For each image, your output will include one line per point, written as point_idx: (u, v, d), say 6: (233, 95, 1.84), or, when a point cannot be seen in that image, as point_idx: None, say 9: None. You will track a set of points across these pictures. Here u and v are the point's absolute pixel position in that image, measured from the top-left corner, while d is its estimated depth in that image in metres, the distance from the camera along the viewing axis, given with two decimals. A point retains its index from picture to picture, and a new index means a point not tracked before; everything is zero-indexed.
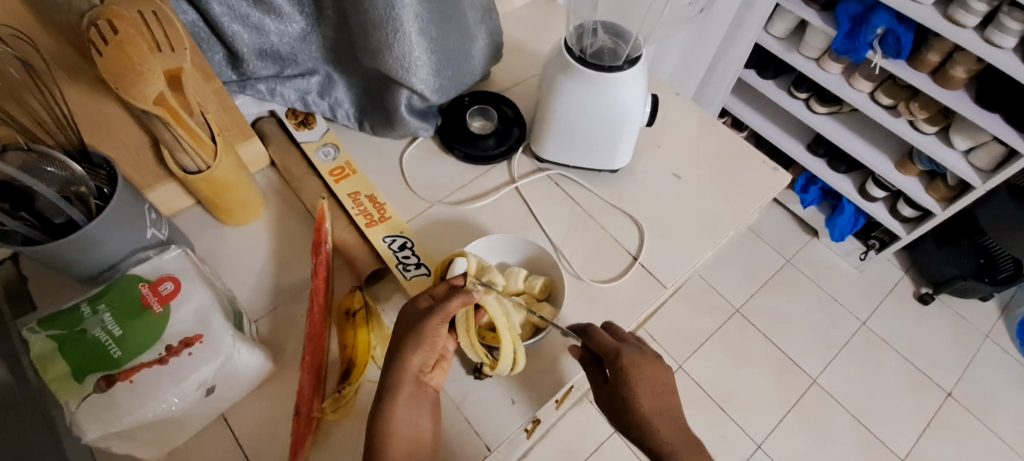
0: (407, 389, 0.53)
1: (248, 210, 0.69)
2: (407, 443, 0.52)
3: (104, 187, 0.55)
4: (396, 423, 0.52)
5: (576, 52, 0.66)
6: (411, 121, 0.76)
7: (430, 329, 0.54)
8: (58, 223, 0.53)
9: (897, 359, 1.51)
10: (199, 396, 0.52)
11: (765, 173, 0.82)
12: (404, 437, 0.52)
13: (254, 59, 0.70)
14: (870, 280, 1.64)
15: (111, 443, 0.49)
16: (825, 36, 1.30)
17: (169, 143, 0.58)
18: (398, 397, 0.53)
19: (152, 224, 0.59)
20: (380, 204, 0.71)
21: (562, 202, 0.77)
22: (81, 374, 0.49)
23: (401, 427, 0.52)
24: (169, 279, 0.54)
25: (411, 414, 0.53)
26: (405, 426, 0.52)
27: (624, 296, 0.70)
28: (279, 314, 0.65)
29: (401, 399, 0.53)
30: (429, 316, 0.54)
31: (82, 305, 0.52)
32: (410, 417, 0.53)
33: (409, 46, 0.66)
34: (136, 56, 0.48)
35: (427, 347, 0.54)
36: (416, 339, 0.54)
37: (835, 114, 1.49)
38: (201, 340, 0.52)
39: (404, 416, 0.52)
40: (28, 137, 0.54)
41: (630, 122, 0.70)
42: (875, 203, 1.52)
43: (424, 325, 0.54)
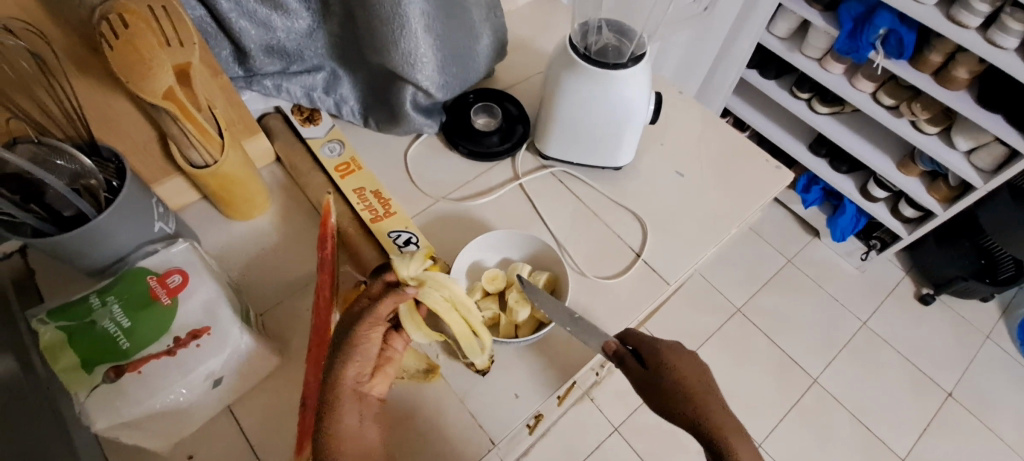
0: (349, 401, 0.51)
1: (255, 205, 0.69)
2: (355, 454, 0.50)
3: (113, 180, 0.55)
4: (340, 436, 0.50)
5: (581, 50, 0.67)
6: (415, 118, 0.76)
7: (360, 337, 0.53)
8: (67, 216, 0.53)
9: (898, 359, 1.52)
10: (207, 387, 0.53)
11: (767, 171, 0.83)
12: (351, 450, 0.50)
13: (261, 55, 0.70)
14: (871, 281, 1.64)
15: (120, 433, 0.50)
16: (827, 36, 1.31)
17: (177, 138, 0.59)
18: (339, 409, 0.51)
19: (160, 218, 0.59)
20: (384, 200, 0.71)
21: (566, 199, 0.77)
22: (90, 365, 0.49)
23: (344, 440, 0.50)
24: (177, 272, 0.55)
25: (357, 426, 0.51)
26: (349, 440, 0.50)
27: (627, 292, 0.70)
28: (284, 308, 0.65)
29: (343, 411, 0.51)
30: (361, 324, 0.54)
31: (91, 296, 0.52)
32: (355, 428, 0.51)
33: (414, 42, 0.66)
34: (146, 50, 0.49)
35: (363, 356, 0.53)
36: (345, 350, 0.52)
37: (837, 114, 1.49)
38: (209, 331, 0.53)
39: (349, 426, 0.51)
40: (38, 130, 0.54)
41: (635, 118, 0.70)
42: (876, 203, 1.52)
43: (362, 332, 0.53)
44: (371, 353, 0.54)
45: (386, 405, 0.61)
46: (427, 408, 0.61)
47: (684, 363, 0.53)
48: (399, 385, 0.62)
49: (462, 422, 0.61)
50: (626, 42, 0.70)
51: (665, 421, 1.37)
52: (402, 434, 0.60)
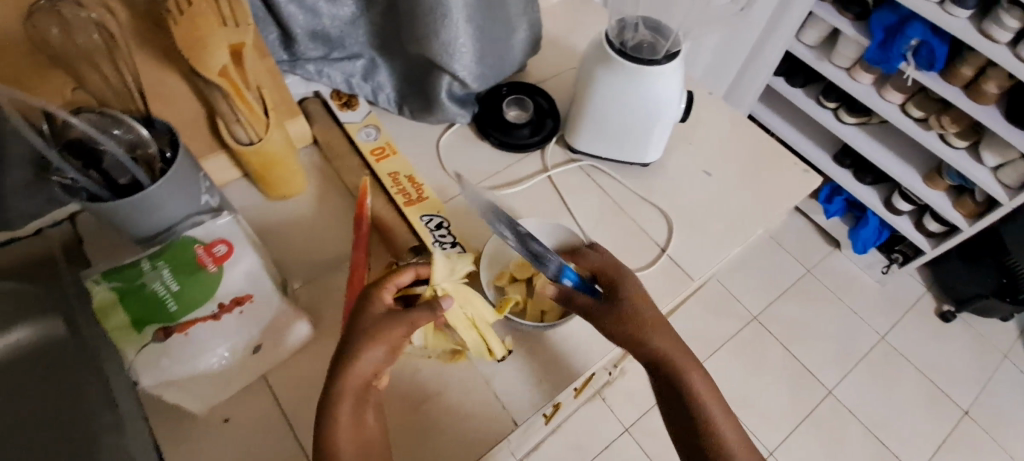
0: (352, 396, 0.50)
1: (293, 184, 0.72)
2: (353, 450, 0.50)
3: (167, 151, 0.57)
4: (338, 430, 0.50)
5: (617, 45, 0.68)
6: (449, 108, 0.78)
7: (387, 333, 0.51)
8: (122, 184, 0.55)
9: (915, 375, 1.50)
10: (247, 352, 0.55)
11: (795, 175, 0.83)
12: (349, 445, 0.50)
13: (306, 40, 0.73)
14: (892, 295, 1.63)
15: (164, 391, 0.52)
16: (857, 45, 1.30)
17: (225, 115, 0.61)
18: (342, 403, 0.50)
19: (206, 191, 0.61)
20: (418, 185, 0.73)
21: (594, 192, 0.79)
22: (140, 325, 0.52)
23: (344, 435, 0.50)
24: (222, 242, 0.57)
25: (355, 421, 0.51)
26: (347, 434, 0.50)
27: (650, 286, 0.71)
28: (319, 284, 0.68)
29: (346, 404, 0.50)
30: (388, 322, 0.51)
31: (142, 260, 0.55)
32: (353, 423, 0.50)
33: (455, 32, 0.68)
34: (204, 27, 0.53)
35: (378, 355, 0.51)
36: (362, 344, 0.50)
37: (863, 124, 1.48)
38: (251, 299, 0.56)
39: (348, 421, 0.50)
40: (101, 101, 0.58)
41: (666, 115, 0.71)
42: (901, 217, 1.51)
43: (380, 329, 0.51)
44: (390, 355, 0.52)
45: (408, 384, 0.63)
46: (452, 388, 0.63)
47: (635, 301, 0.58)
48: (426, 367, 0.64)
49: (484, 404, 0.63)
50: (662, 39, 0.71)
51: None
52: (426, 413, 0.62)
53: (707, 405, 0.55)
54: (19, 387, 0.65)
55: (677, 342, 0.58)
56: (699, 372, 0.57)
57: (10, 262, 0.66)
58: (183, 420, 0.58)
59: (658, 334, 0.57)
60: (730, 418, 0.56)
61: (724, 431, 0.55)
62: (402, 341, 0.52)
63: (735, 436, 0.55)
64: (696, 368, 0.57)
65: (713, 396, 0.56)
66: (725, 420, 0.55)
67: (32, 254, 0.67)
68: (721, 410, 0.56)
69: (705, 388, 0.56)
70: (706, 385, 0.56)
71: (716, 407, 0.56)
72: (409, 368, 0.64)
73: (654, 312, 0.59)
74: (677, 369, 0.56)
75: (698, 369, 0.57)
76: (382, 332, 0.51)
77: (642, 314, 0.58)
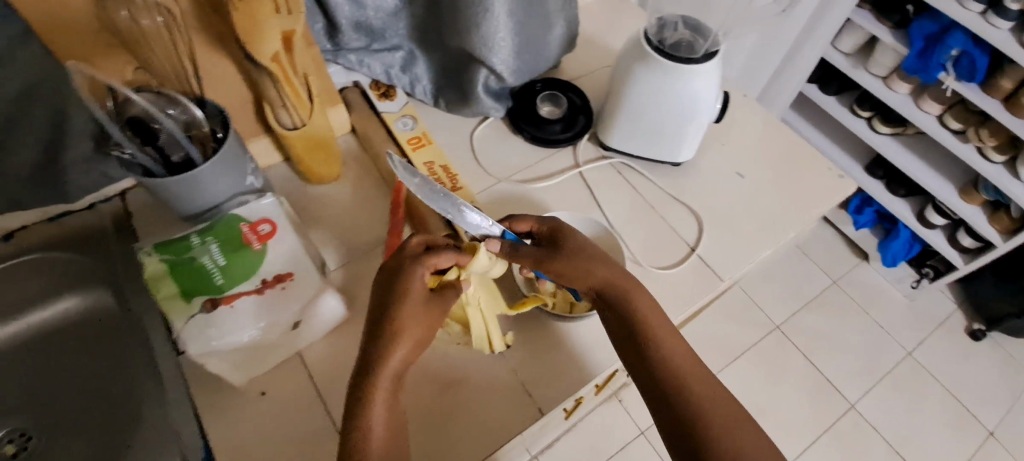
0: (386, 388, 0.52)
1: (331, 170, 0.74)
2: (386, 438, 0.51)
3: (219, 132, 0.59)
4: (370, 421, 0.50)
5: (655, 43, 0.69)
6: (484, 101, 0.80)
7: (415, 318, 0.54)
8: (176, 161, 0.58)
9: (941, 393, 1.46)
10: (286, 330, 0.57)
11: (828, 181, 0.82)
12: (383, 434, 0.51)
13: (350, 30, 0.75)
14: (920, 310, 1.59)
15: (208, 361, 0.54)
16: (895, 54, 1.28)
17: (272, 99, 0.64)
18: (376, 393, 0.51)
19: (251, 172, 0.64)
20: (452, 174, 0.75)
21: (624, 190, 0.79)
22: (189, 295, 0.55)
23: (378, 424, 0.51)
24: (266, 222, 0.60)
25: (387, 413, 0.52)
26: (380, 424, 0.51)
27: (678, 285, 0.71)
28: (352, 268, 0.69)
29: (378, 398, 0.51)
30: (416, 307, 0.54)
31: (191, 235, 0.57)
32: (385, 417, 0.51)
33: (496, 26, 0.70)
34: (260, 15, 0.54)
35: (410, 344, 0.53)
36: (395, 331, 0.52)
37: (898, 135, 1.45)
38: (292, 277, 0.58)
39: (380, 415, 0.51)
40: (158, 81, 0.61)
41: (701, 114, 0.71)
42: (933, 230, 1.47)
43: (409, 318, 0.53)
44: (419, 345, 0.54)
45: (435, 372, 0.64)
46: (480, 373, 0.64)
47: (576, 237, 0.62)
48: (455, 353, 0.65)
49: (511, 393, 0.63)
50: (701, 39, 0.71)
51: None
52: (452, 399, 0.63)
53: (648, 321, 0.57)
54: (70, 358, 0.71)
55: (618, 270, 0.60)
56: (640, 294, 0.59)
57: (71, 234, 0.69)
58: (225, 391, 0.60)
59: (601, 263, 0.59)
60: (672, 333, 0.58)
61: (666, 344, 0.57)
62: (433, 328, 0.55)
63: (677, 347, 0.57)
64: (641, 297, 0.59)
65: (655, 316, 0.58)
66: (668, 335, 0.57)
67: (90, 227, 0.70)
68: (661, 326, 0.58)
69: (648, 307, 0.59)
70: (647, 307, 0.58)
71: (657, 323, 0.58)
72: (437, 354, 0.65)
73: (595, 247, 0.62)
74: (618, 291, 0.59)
75: (638, 291, 0.59)
76: (413, 323, 0.53)
77: (582, 248, 0.60)
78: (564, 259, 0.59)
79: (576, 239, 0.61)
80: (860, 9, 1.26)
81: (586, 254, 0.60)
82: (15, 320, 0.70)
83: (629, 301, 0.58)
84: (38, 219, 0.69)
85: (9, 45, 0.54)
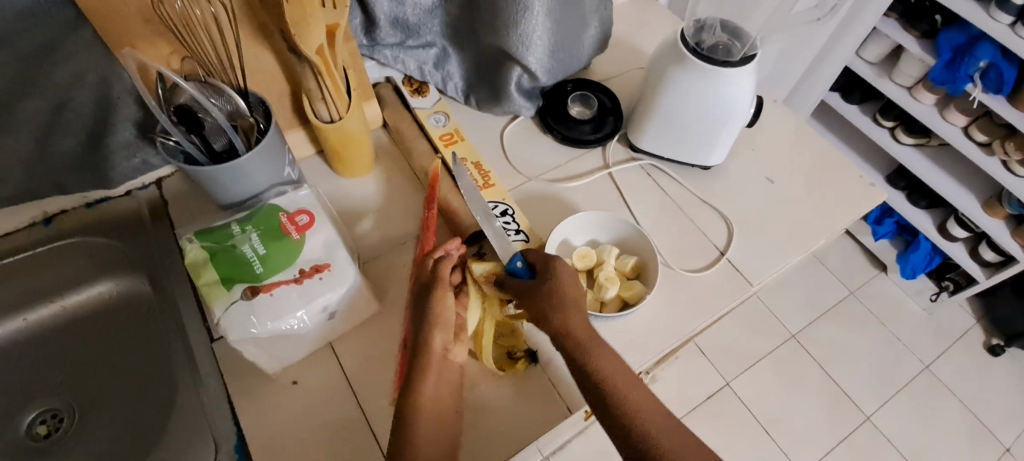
0: (434, 367, 0.57)
1: (363, 164, 0.74)
2: (433, 415, 0.54)
3: (261, 123, 0.61)
4: (423, 392, 0.55)
5: (691, 45, 0.69)
6: (516, 99, 0.80)
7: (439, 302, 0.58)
8: (219, 149, 0.60)
9: (959, 408, 1.44)
10: (322, 318, 0.58)
11: (859, 188, 0.81)
12: (430, 409, 0.54)
13: (387, 26, 0.76)
14: (939, 324, 1.57)
15: (246, 346, 0.55)
16: (921, 64, 1.27)
17: (312, 92, 0.64)
18: (428, 370, 0.56)
19: (289, 164, 0.65)
20: (485, 172, 0.74)
21: (654, 192, 0.79)
22: (229, 283, 0.55)
23: (427, 397, 0.55)
24: (304, 212, 0.60)
25: (439, 388, 0.56)
26: (429, 399, 0.55)
27: (706, 288, 0.71)
28: (383, 260, 0.70)
29: (432, 374, 0.56)
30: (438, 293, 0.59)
31: (233, 224, 0.59)
32: (438, 391, 0.56)
33: (533, 23, 0.71)
34: (308, 9, 0.55)
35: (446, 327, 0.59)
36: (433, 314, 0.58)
37: (921, 146, 1.43)
38: (329, 268, 0.58)
39: (433, 389, 0.55)
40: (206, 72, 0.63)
41: (735, 118, 0.71)
42: (955, 243, 1.45)
43: (439, 305, 0.58)
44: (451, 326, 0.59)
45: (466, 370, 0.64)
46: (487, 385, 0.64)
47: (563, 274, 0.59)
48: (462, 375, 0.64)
49: (525, 402, 0.63)
50: (738, 42, 0.71)
51: (705, 437, 1.36)
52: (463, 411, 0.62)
53: (611, 375, 0.54)
54: (107, 340, 0.73)
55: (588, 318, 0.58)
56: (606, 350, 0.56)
57: (108, 219, 0.70)
58: (257, 378, 0.60)
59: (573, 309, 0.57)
60: (637, 386, 0.55)
61: (631, 401, 0.54)
62: (448, 311, 0.59)
63: (643, 400, 0.54)
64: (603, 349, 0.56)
65: (616, 368, 0.55)
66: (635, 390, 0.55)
67: (126, 211, 0.70)
68: (625, 379, 0.55)
69: (610, 360, 0.55)
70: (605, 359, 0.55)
71: (620, 378, 0.54)
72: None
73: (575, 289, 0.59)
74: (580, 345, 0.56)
75: (599, 343, 0.57)
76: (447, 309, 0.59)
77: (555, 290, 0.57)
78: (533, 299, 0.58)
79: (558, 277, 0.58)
80: (886, 18, 1.25)
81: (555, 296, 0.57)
82: (51, 302, 0.72)
83: (590, 352, 0.55)
84: (77, 205, 0.70)
85: (61, 33, 0.56)
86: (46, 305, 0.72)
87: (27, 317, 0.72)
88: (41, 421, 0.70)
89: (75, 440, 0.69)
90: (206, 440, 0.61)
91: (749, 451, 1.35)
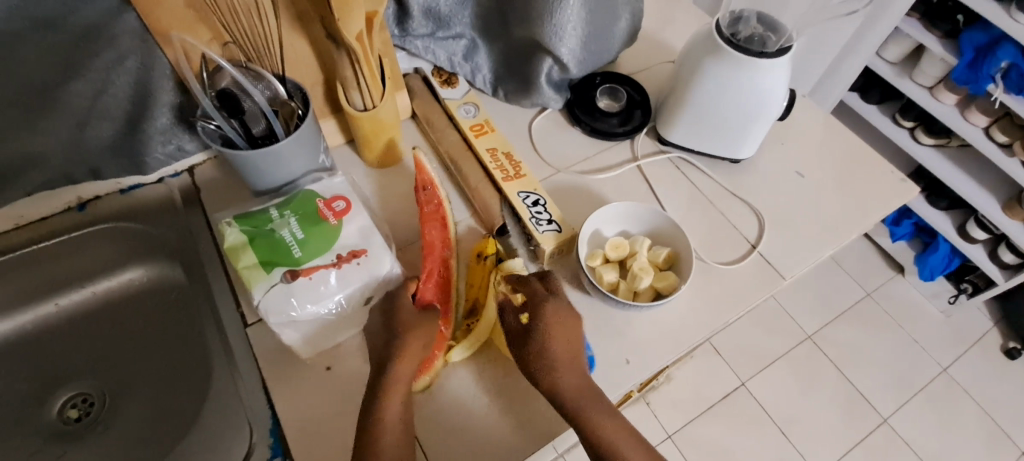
0: (399, 391, 0.56)
1: (393, 152, 0.74)
2: (394, 437, 0.53)
3: (300, 109, 0.62)
4: (385, 423, 0.54)
5: (727, 35, 0.68)
6: (546, 91, 0.80)
7: (418, 325, 0.58)
8: (257, 134, 0.60)
9: (976, 411, 1.43)
10: (360, 302, 0.58)
11: (891, 183, 0.81)
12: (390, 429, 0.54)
13: (419, 16, 0.76)
14: (957, 326, 1.55)
15: (285, 330, 0.56)
16: (943, 64, 1.25)
17: (347, 80, 0.65)
18: (391, 399, 0.55)
19: (323, 151, 0.65)
20: (515, 162, 0.73)
21: (684, 185, 0.79)
22: (269, 267, 0.55)
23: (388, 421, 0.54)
24: (342, 199, 0.61)
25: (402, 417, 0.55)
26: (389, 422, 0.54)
27: (741, 281, 0.71)
28: (414, 249, 0.70)
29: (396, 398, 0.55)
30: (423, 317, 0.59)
31: (272, 209, 0.59)
32: (401, 420, 0.55)
33: (566, 13, 0.71)
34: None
35: (418, 348, 0.57)
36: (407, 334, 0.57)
37: (942, 146, 1.40)
38: (365, 253, 0.58)
39: (396, 418, 0.54)
40: (247, 57, 0.64)
41: (768, 112, 0.71)
42: (974, 245, 1.42)
43: (413, 325, 0.58)
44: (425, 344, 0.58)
45: (462, 387, 0.62)
46: (477, 400, 0.61)
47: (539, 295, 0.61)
48: (474, 380, 0.62)
49: (508, 422, 0.60)
50: (773, 35, 0.70)
51: (720, 437, 1.36)
52: (444, 427, 0.59)
53: (576, 399, 0.57)
54: (137, 326, 0.73)
55: (574, 335, 0.59)
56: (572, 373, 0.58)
57: (141, 206, 0.70)
58: (292, 362, 0.60)
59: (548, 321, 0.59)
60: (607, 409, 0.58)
61: (599, 428, 0.56)
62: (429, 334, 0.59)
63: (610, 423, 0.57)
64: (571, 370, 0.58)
65: (589, 394, 0.58)
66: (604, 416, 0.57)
67: (158, 199, 0.71)
68: (594, 403, 0.57)
69: (575, 380, 0.58)
70: (573, 378, 0.58)
71: (583, 396, 0.57)
72: (457, 384, 0.62)
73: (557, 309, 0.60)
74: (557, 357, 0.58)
75: (571, 366, 0.58)
76: (412, 341, 0.57)
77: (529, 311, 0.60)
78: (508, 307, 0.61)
79: (535, 297, 0.60)
80: (908, 18, 1.24)
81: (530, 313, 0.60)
82: (83, 288, 0.73)
83: (559, 367, 0.58)
84: (111, 191, 0.70)
85: (103, 21, 0.56)
86: (77, 290, 0.73)
87: (59, 301, 0.73)
88: (71, 405, 0.70)
89: (106, 423, 0.69)
90: (241, 423, 0.61)
91: (765, 452, 1.34)
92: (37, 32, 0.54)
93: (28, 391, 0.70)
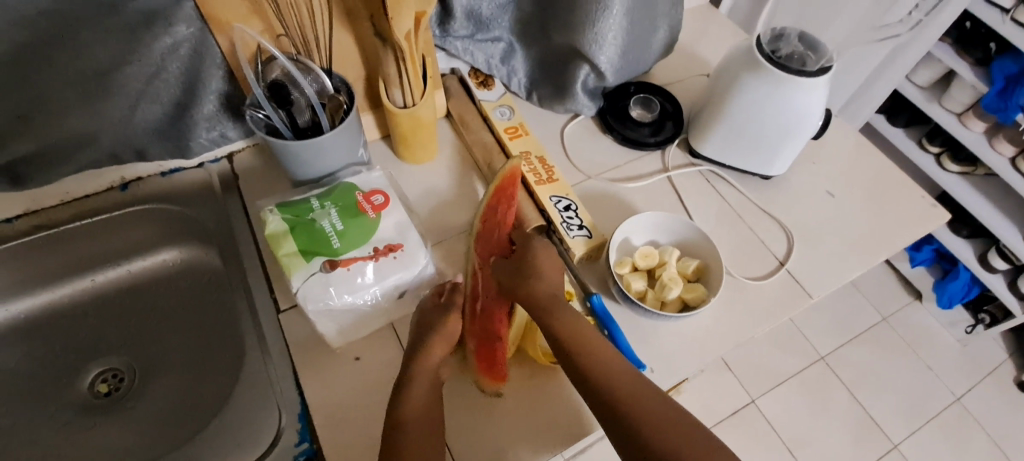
0: (425, 382, 0.55)
1: (427, 150, 0.75)
2: (421, 429, 0.52)
3: (345, 104, 0.63)
4: (410, 412, 0.53)
5: (766, 52, 0.69)
6: (580, 98, 0.81)
7: (444, 325, 0.59)
8: (302, 125, 0.63)
9: (987, 443, 1.41)
10: (393, 296, 0.59)
11: (921, 207, 0.81)
12: (415, 418, 0.53)
13: (460, 18, 0.77)
14: (972, 356, 1.53)
15: (320, 318, 0.57)
16: (974, 91, 1.24)
17: (390, 77, 0.66)
18: (412, 394, 0.54)
19: (364, 145, 0.67)
20: (549, 166, 0.74)
21: (712, 198, 0.79)
22: (309, 256, 0.57)
23: (411, 412, 0.53)
24: (380, 193, 0.62)
25: (427, 412, 0.54)
26: (413, 414, 0.53)
27: (768, 296, 0.71)
28: (445, 247, 0.71)
29: (421, 387, 0.55)
30: (438, 312, 0.59)
31: (312, 199, 0.61)
32: (426, 414, 0.54)
33: (607, 22, 0.72)
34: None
35: (442, 345, 0.58)
36: (432, 333, 0.58)
37: (967, 174, 1.39)
38: (401, 248, 0.59)
39: (419, 410, 0.53)
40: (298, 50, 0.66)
41: (803, 130, 0.71)
42: (994, 275, 1.40)
43: (440, 324, 0.58)
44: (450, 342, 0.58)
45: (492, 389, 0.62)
46: (505, 401, 0.61)
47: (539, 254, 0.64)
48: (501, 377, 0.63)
49: (535, 421, 0.61)
50: (813, 54, 0.70)
51: None
52: (472, 426, 0.60)
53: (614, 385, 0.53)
54: (170, 306, 0.75)
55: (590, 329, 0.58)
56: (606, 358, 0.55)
57: (181, 188, 0.72)
58: (323, 350, 0.61)
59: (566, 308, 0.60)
60: (650, 392, 0.52)
61: (639, 412, 0.51)
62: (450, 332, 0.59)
63: (656, 406, 0.51)
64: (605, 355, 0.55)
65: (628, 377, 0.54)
66: (644, 396, 0.52)
67: (199, 183, 0.73)
68: (636, 393, 0.52)
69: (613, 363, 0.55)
70: (603, 368, 0.54)
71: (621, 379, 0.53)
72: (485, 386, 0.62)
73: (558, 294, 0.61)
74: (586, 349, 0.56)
75: (599, 351, 0.56)
76: (437, 338, 0.58)
77: (543, 291, 0.61)
78: (501, 287, 0.66)
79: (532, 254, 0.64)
80: (940, 42, 1.23)
81: (534, 297, 0.60)
82: (120, 266, 0.75)
83: (585, 362, 0.55)
84: (154, 173, 0.72)
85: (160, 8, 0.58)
86: (114, 268, 0.75)
87: (96, 277, 0.74)
88: (101, 380, 0.72)
89: (135, 399, 0.71)
90: (270, 406, 0.62)
91: None
92: (100, 14, 0.56)
93: (59, 364, 0.72)
